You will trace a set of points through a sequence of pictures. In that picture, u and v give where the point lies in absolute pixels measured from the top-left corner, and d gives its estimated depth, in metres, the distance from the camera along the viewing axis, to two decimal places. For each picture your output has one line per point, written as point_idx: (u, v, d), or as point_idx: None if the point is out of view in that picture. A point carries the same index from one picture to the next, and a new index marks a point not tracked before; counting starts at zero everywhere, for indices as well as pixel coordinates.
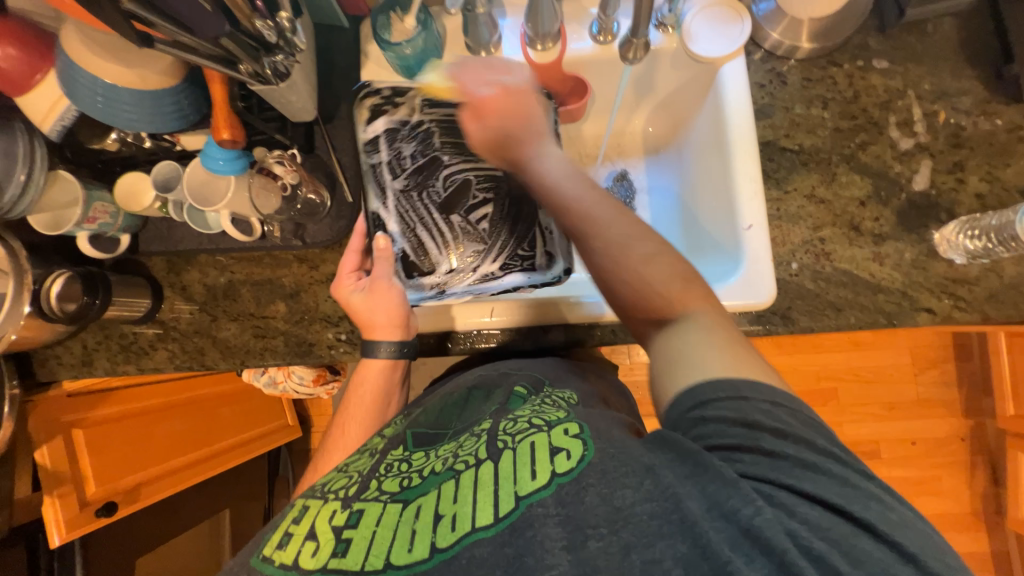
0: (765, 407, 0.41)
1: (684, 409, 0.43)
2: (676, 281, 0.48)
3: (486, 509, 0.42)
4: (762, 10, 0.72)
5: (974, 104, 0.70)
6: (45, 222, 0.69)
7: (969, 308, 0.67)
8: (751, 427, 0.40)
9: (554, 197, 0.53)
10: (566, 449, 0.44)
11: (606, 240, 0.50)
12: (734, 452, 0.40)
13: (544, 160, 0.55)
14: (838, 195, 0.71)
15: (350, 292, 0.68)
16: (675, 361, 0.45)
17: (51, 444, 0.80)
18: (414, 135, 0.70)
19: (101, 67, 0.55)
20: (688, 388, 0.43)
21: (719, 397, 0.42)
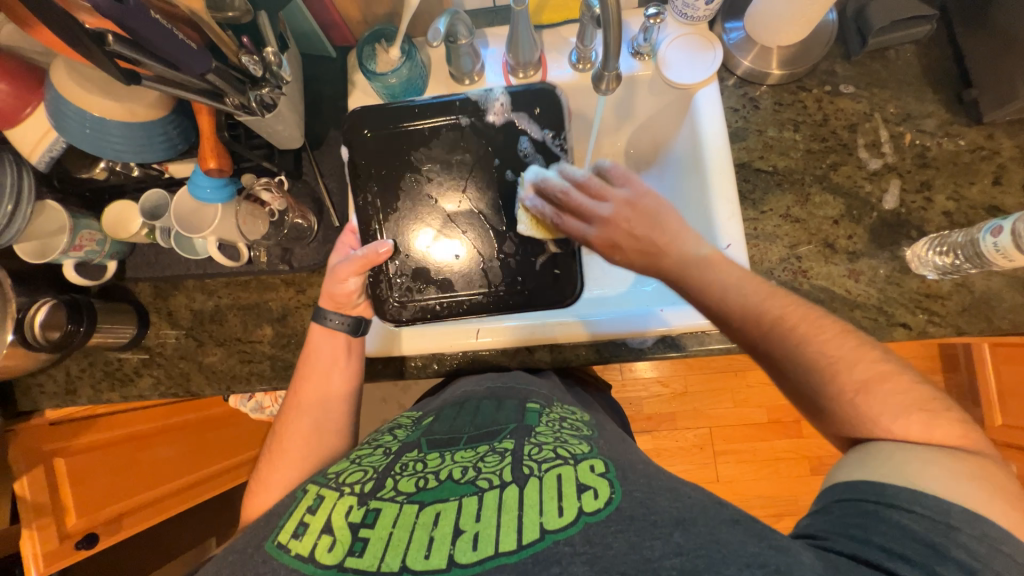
0: (965, 541, 0.41)
1: (863, 497, 0.45)
2: (905, 410, 0.49)
3: (511, 535, 0.42)
4: (732, 39, 0.76)
5: (938, 126, 0.73)
6: (32, 250, 0.69)
7: (944, 322, 0.68)
8: (936, 551, 0.41)
9: (726, 318, 0.58)
10: (593, 488, 0.45)
11: (802, 361, 0.54)
12: (899, 557, 0.41)
13: (715, 269, 0.60)
14: (812, 214, 0.73)
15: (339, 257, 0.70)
16: (885, 462, 0.47)
17: (32, 474, 0.79)
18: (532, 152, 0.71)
19: (88, 100, 0.56)
20: (879, 483, 0.45)
21: (914, 510, 0.43)
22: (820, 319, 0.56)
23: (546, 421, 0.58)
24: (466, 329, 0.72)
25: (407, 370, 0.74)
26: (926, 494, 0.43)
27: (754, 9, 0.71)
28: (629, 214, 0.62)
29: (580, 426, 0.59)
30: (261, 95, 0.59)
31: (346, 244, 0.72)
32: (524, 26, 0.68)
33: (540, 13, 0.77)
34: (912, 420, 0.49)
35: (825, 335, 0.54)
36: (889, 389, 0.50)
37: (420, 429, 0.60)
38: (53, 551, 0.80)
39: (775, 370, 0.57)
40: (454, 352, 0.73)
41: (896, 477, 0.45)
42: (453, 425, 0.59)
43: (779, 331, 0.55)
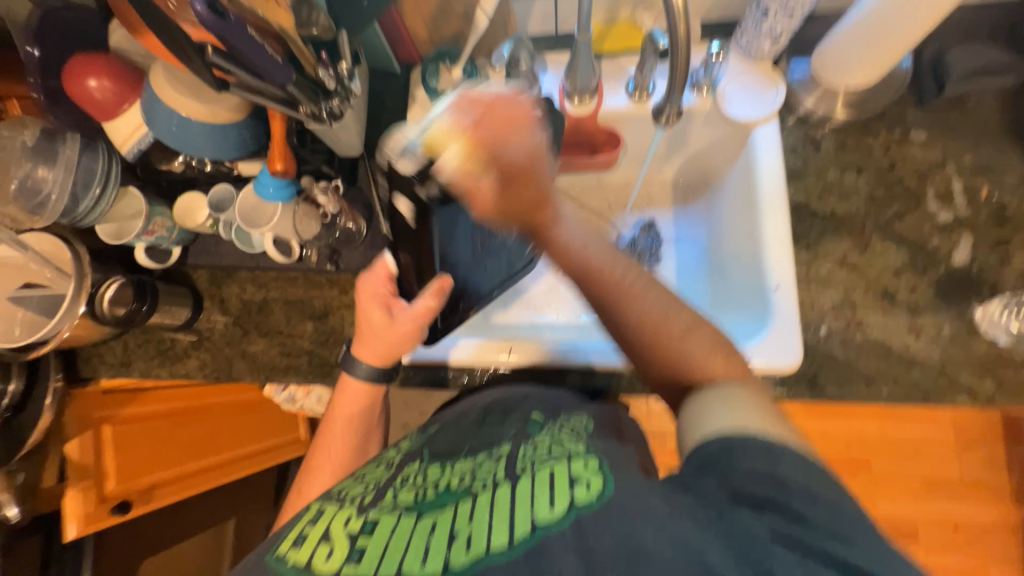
0: (800, 471, 0.40)
1: (710, 454, 0.43)
2: (716, 356, 0.51)
3: (503, 530, 0.42)
4: (796, 77, 0.75)
5: (1019, 181, 0.69)
6: (109, 231, 0.75)
7: (1015, 393, 0.63)
8: (783, 486, 0.39)
9: (588, 272, 0.54)
10: (585, 479, 0.44)
11: (637, 313, 0.53)
12: (763, 507, 0.38)
13: (567, 227, 0.55)
14: (871, 263, 0.69)
15: (377, 313, 0.65)
16: (713, 409, 0.46)
17: (82, 438, 0.84)
18: None
19: (179, 102, 0.62)
20: (716, 433, 0.44)
21: (751, 447, 0.41)
22: (651, 276, 0.55)
23: (546, 429, 0.55)
24: (499, 346, 0.73)
25: (438, 381, 0.74)
26: (752, 428, 0.43)
27: (823, 50, 0.69)
28: (520, 172, 0.54)
29: (579, 428, 0.54)
30: (331, 105, 0.62)
31: (384, 292, 0.67)
32: (585, 53, 0.69)
33: (601, 41, 0.79)
34: (720, 362, 0.51)
35: (647, 292, 0.53)
36: (693, 347, 0.51)
37: (423, 440, 0.63)
38: (91, 512, 0.85)
39: (610, 318, 0.55)
40: (485, 368, 0.73)
41: (725, 420, 0.44)
42: (457, 436, 0.61)
43: (617, 288, 0.53)
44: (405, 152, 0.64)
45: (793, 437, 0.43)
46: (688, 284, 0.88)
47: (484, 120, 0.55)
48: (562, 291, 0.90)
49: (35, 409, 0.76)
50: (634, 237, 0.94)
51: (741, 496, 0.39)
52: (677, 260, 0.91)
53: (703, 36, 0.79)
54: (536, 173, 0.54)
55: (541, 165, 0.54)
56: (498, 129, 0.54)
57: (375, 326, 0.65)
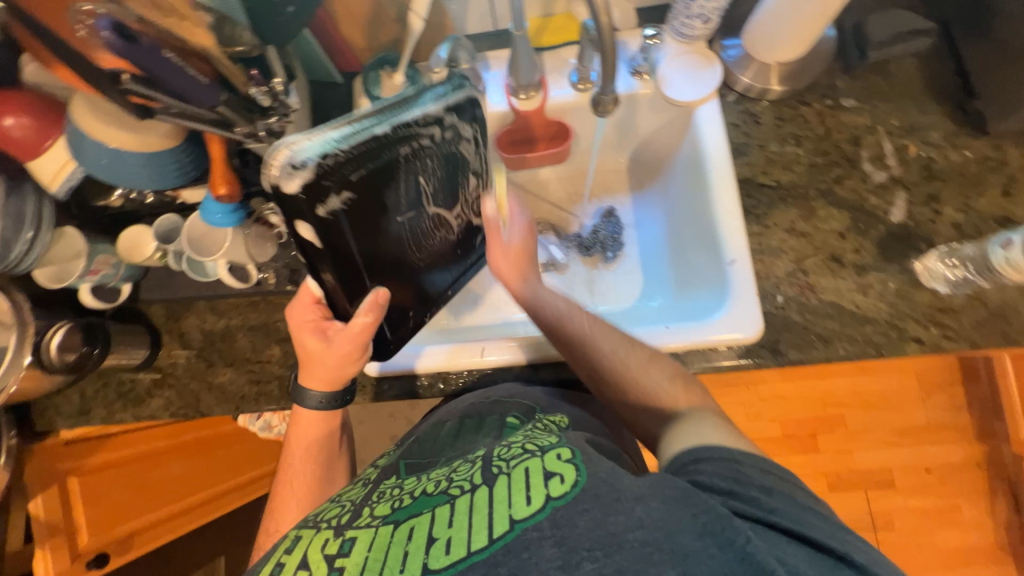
0: (756, 470, 0.45)
1: (683, 465, 0.47)
2: (676, 384, 0.59)
3: (482, 532, 0.41)
4: (731, 56, 0.77)
5: (943, 137, 0.73)
6: (49, 275, 0.71)
7: (959, 337, 0.67)
8: (742, 481, 0.43)
9: (562, 322, 0.65)
10: (559, 474, 0.44)
11: (604, 353, 0.62)
12: (724, 495, 0.42)
13: (545, 289, 0.68)
14: (817, 228, 0.72)
15: (311, 340, 0.62)
16: (681, 437, 0.51)
17: (46, 494, 0.79)
18: (438, 151, 0.60)
19: (105, 133, 0.59)
20: (688, 450, 0.48)
21: (717, 456, 0.46)
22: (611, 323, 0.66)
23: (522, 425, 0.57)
24: (466, 347, 0.72)
25: (413, 391, 0.73)
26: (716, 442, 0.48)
27: (751, 27, 0.72)
28: (518, 244, 0.69)
29: (553, 427, 0.56)
30: (268, 124, 0.60)
31: (314, 319, 0.63)
32: (524, 49, 0.70)
33: (540, 36, 0.79)
34: (680, 390, 0.58)
35: (609, 335, 0.64)
36: (656, 374, 0.60)
37: (400, 455, 0.62)
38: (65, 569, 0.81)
39: (582, 362, 0.63)
40: (461, 371, 0.73)
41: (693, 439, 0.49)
42: (432, 451, 0.60)
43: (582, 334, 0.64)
44: (298, 168, 0.47)
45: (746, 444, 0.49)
46: (651, 268, 0.91)
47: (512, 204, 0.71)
48: None
49: None
50: (595, 225, 0.95)
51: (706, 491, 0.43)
52: (639, 244, 0.93)
53: (638, 23, 0.81)
54: (531, 245, 0.71)
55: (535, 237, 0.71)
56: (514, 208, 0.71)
57: (313, 356, 0.62)
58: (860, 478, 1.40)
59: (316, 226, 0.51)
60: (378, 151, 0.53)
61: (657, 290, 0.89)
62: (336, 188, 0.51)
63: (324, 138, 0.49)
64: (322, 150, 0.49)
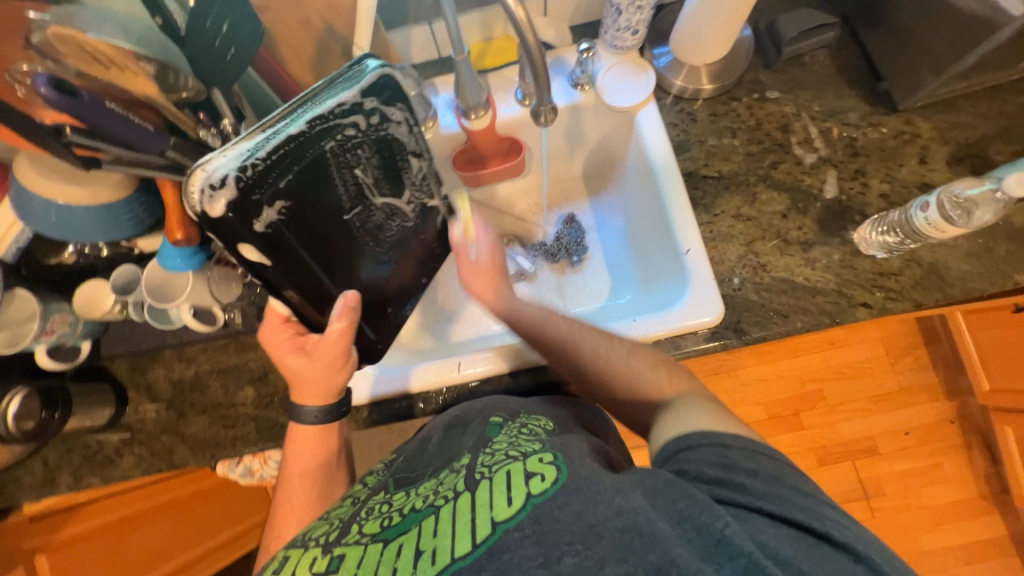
0: (745, 454, 0.45)
1: (672, 452, 0.48)
2: (660, 370, 0.61)
3: (465, 538, 0.41)
4: (661, 63, 0.82)
5: (861, 117, 0.79)
6: (2, 341, 0.67)
7: (901, 297, 0.71)
8: (730, 468, 0.44)
9: (544, 324, 0.67)
10: (539, 472, 0.45)
11: (590, 351, 0.63)
12: (712, 484, 0.43)
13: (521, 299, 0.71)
14: (761, 211, 0.77)
15: (293, 355, 0.64)
16: (672, 420, 0.52)
17: (14, 574, 0.74)
18: (367, 138, 0.55)
19: (53, 189, 0.58)
20: (678, 435, 0.49)
21: (707, 444, 0.47)
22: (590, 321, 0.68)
23: (505, 430, 0.57)
24: (450, 363, 0.73)
25: (394, 414, 0.73)
26: (709, 429, 0.48)
27: (677, 34, 0.77)
28: (484, 262, 0.72)
29: (539, 429, 0.56)
30: None
31: (290, 337, 0.65)
32: (467, 71, 0.72)
33: (482, 59, 0.83)
34: (664, 377, 0.60)
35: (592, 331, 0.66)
36: (639, 365, 0.61)
37: (390, 471, 0.61)
38: None
39: (570, 361, 0.64)
40: (441, 389, 0.74)
41: (687, 425, 0.50)
42: (421, 464, 0.59)
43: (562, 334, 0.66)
44: (219, 188, 0.47)
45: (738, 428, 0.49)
46: (617, 267, 0.94)
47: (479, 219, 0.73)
48: None
49: None
50: (558, 232, 0.98)
51: (695, 481, 0.44)
52: (602, 246, 0.96)
53: (573, 39, 0.86)
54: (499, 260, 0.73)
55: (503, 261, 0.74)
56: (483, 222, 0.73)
57: (301, 370, 0.63)
58: (845, 449, 1.44)
59: (259, 243, 0.52)
60: (298, 154, 0.51)
61: (625, 286, 0.92)
62: (268, 201, 0.50)
63: (237, 152, 0.47)
64: (239, 164, 0.48)
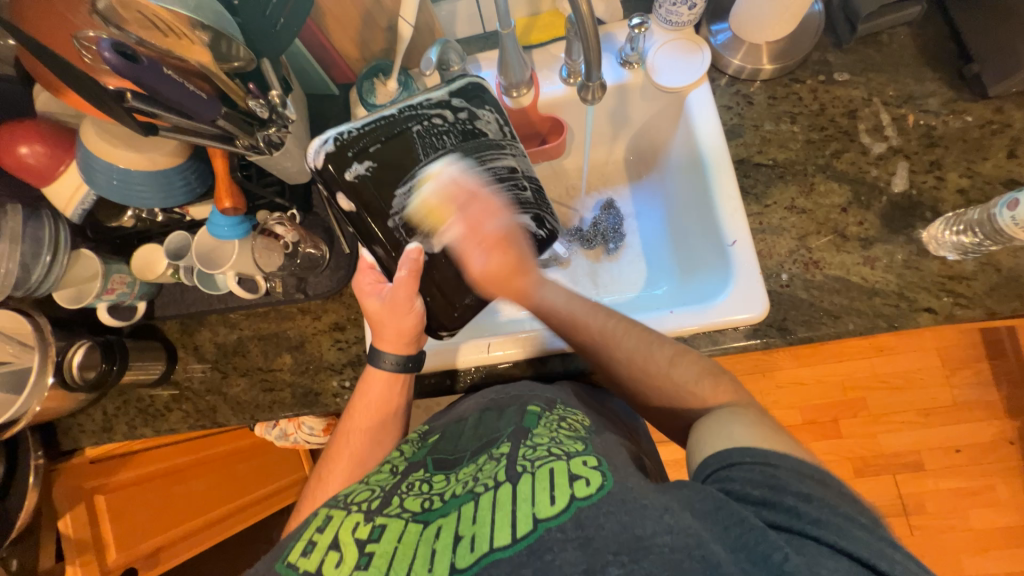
0: (793, 475, 0.42)
1: (713, 470, 0.46)
2: (705, 378, 0.57)
3: (505, 529, 0.42)
4: (720, 40, 0.77)
5: (941, 104, 0.72)
6: (68, 297, 0.74)
7: (972, 304, 0.65)
8: (776, 489, 0.41)
9: (574, 325, 0.64)
10: (584, 476, 0.44)
11: (625, 355, 0.61)
12: (757, 506, 0.41)
13: (550, 293, 0.65)
14: (818, 204, 0.72)
15: (373, 298, 0.64)
16: (715, 433, 0.49)
17: (75, 511, 0.80)
18: (456, 126, 0.61)
19: (115, 154, 0.61)
20: (719, 452, 0.46)
21: (750, 460, 0.44)
22: (628, 320, 0.63)
23: (543, 421, 0.56)
24: (480, 343, 0.73)
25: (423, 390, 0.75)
26: (755, 445, 0.45)
27: (739, 10, 0.72)
28: (495, 261, 0.61)
29: (578, 425, 0.56)
30: (268, 134, 0.63)
31: (373, 281, 0.65)
32: (512, 46, 0.70)
33: (527, 34, 0.81)
34: (708, 387, 0.57)
35: (631, 336, 0.62)
36: (682, 376, 0.58)
37: (427, 445, 0.62)
38: None
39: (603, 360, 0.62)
40: (471, 368, 0.74)
41: (729, 440, 0.47)
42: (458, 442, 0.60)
43: (599, 337, 0.62)
44: (324, 144, 0.59)
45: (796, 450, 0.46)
46: (654, 256, 0.90)
47: (477, 208, 0.60)
48: None
49: (20, 489, 0.74)
50: (595, 217, 0.96)
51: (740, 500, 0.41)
52: (640, 234, 0.93)
53: (624, 14, 0.82)
54: (510, 256, 0.61)
55: (519, 241, 0.62)
56: (480, 213, 0.60)
57: (378, 315, 0.63)
58: (886, 462, 1.37)
59: (348, 190, 0.58)
60: (393, 128, 0.59)
61: (662, 277, 0.88)
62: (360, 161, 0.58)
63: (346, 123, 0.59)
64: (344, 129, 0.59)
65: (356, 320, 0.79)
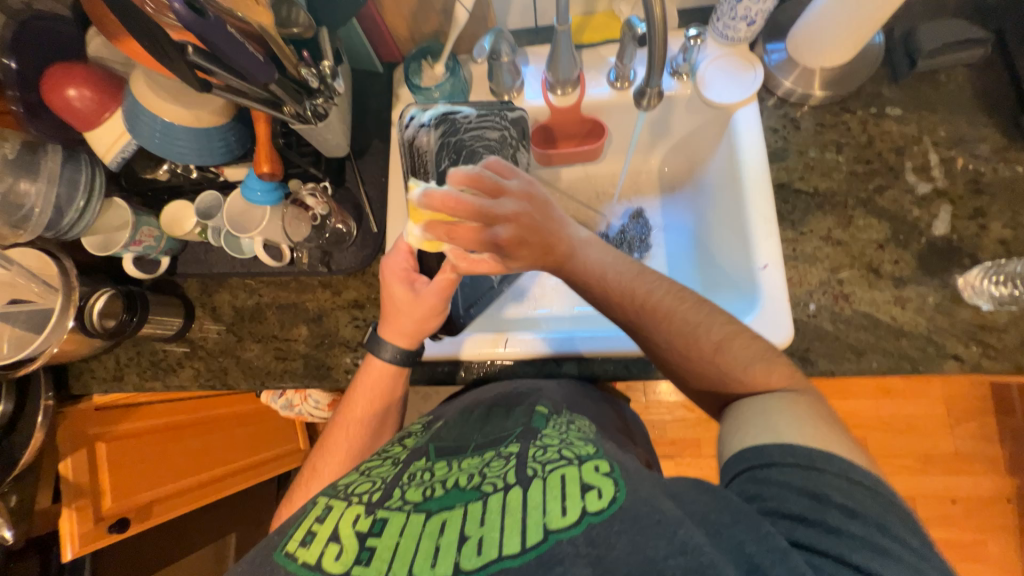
0: (837, 482, 0.42)
1: (749, 466, 0.46)
2: (758, 362, 0.53)
3: (514, 537, 0.41)
4: (773, 61, 0.76)
5: (992, 151, 0.70)
6: (95, 244, 0.74)
7: (1000, 357, 0.65)
8: (819, 501, 0.41)
9: (618, 296, 0.57)
10: (597, 487, 0.43)
11: (672, 325, 0.56)
12: (795, 521, 0.41)
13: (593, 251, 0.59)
14: (855, 237, 0.71)
15: (403, 290, 0.65)
16: (749, 422, 0.49)
17: (75, 456, 0.81)
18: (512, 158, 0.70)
19: (165, 108, 0.61)
20: (755, 446, 0.46)
21: (789, 462, 0.44)
22: (677, 288, 0.58)
23: (552, 424, 0.56)
24: (497, 337, 0.73)
25: (433, 377, 0.75)
26: (794, 444, 0.45)
27: (798, 31, 0.71)
28: (511, 238, 0.55)
29: (587, 429, 0.56)
30: (314, 104, 0.63)
31: (405, 268, 0.65)
32: (565, 44, 0.69)
33: (580, 33, 0.80)
34: (762, 372, 0.53)
35: (682, 304, 0.56)
36: (735, 355, 0.54)
37: (429, 436, 0.61)
38: (87, 531, 0.82)
39: (648, 328, 0.57)
40: (483, 362, 0.74)
41: (767, 434, 0.47)
42: (462, 434, 0.59)
43: (643, 308, 0.56)
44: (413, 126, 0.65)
45: (839, 449, 0.45)
46: (679, 271, 0.90)
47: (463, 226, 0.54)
48: (559, 284, 0.89)
49: (26, 427, 0.74)
50: (623, 226, 0.95)
51: (772, 510, 0.42)
52: (666, 247, 0.92)
53: (680, 23, 0.81)
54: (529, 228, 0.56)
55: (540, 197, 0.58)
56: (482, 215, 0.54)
57: (402, 305, 0.65)
58: None
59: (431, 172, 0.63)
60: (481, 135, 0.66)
61: None
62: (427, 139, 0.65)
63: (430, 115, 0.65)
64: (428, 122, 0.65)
65: (375, 300, 0.79)
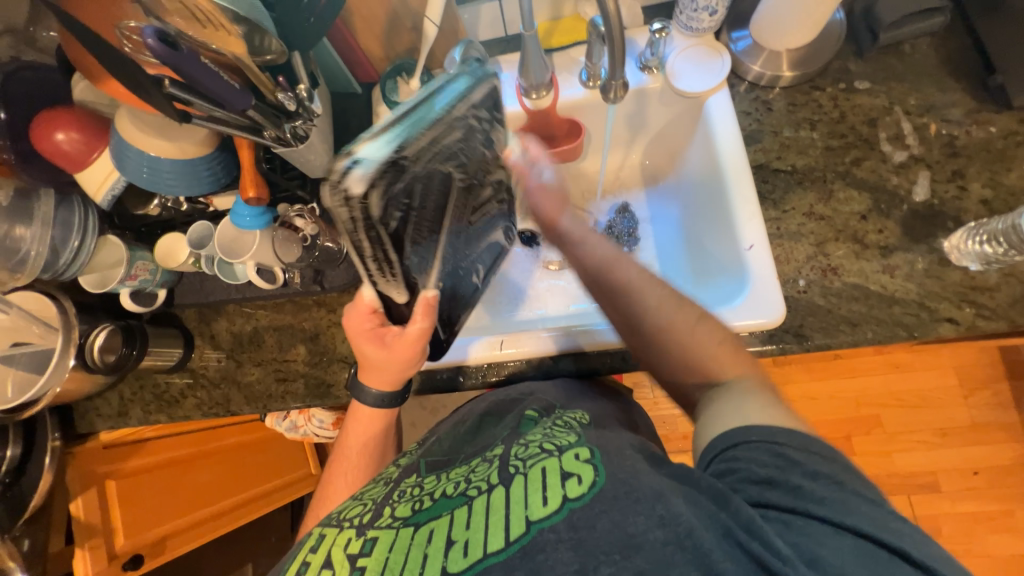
0: (801, 451, 0.41)
1: (718, 451, 0.44)
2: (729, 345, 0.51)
3: (498, 534, 0.41)
4: (740, 46, 0.77)
5: (964, 114, 0.71)
6: (92, 281, 0.76)
7: (994, 316, 0.64)
8: (785, 461, 0.40)
9: (610, 267, 0.55)
10: (576, 474, 0.44)
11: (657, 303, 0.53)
12: (763, 485, 0.40)
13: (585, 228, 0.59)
14: (837, 211, 0.71)
15: (370, 346, 0.61)
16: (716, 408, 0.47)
17: (87, 494, 0.81)
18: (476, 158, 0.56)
19: (148, 142, 0.63)
20: (721, 432, 0.44)
21: (753, 440, 0.42)
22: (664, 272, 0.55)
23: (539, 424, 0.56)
24: (493, 341, 0.73)
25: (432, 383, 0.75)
26: (758, 424, 0.43)
27: (758, 15, 0.72)
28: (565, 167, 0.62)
29: (574, 422, 0.55)
30: (294, 127, 0.64)
31: (370, 326, 0.61)
32: (534, 48, 0.71)
33: (549, 37, 0.82)
34: (728, 352, 0.51)
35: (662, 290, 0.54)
36: (706, 333, 0.51)
37: (419, 453, 0.61)
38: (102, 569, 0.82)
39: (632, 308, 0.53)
40: (482, 365, 0.74)
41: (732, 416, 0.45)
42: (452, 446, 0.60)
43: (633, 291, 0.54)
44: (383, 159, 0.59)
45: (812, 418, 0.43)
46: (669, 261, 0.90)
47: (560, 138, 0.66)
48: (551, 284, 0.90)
49: (34, 471, 0.75)
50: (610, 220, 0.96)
51: (746, 482, 0.40)
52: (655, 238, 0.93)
53: (645, 20, 0.83)
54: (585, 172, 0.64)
55: None
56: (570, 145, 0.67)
57: (374, 359, 0.62)
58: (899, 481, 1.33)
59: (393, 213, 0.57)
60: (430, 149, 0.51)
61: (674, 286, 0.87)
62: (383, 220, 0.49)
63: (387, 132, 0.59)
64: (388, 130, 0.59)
65: None
